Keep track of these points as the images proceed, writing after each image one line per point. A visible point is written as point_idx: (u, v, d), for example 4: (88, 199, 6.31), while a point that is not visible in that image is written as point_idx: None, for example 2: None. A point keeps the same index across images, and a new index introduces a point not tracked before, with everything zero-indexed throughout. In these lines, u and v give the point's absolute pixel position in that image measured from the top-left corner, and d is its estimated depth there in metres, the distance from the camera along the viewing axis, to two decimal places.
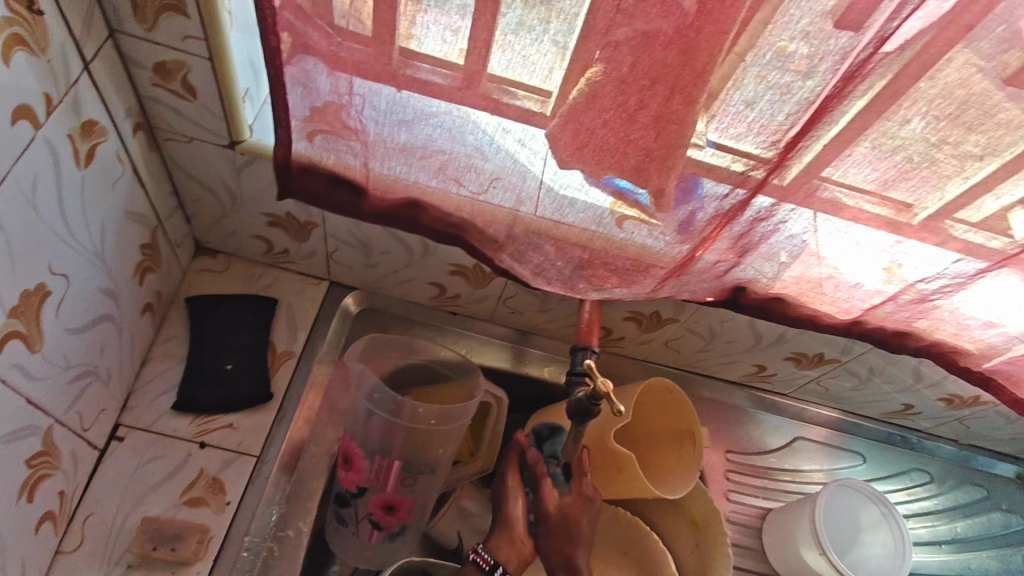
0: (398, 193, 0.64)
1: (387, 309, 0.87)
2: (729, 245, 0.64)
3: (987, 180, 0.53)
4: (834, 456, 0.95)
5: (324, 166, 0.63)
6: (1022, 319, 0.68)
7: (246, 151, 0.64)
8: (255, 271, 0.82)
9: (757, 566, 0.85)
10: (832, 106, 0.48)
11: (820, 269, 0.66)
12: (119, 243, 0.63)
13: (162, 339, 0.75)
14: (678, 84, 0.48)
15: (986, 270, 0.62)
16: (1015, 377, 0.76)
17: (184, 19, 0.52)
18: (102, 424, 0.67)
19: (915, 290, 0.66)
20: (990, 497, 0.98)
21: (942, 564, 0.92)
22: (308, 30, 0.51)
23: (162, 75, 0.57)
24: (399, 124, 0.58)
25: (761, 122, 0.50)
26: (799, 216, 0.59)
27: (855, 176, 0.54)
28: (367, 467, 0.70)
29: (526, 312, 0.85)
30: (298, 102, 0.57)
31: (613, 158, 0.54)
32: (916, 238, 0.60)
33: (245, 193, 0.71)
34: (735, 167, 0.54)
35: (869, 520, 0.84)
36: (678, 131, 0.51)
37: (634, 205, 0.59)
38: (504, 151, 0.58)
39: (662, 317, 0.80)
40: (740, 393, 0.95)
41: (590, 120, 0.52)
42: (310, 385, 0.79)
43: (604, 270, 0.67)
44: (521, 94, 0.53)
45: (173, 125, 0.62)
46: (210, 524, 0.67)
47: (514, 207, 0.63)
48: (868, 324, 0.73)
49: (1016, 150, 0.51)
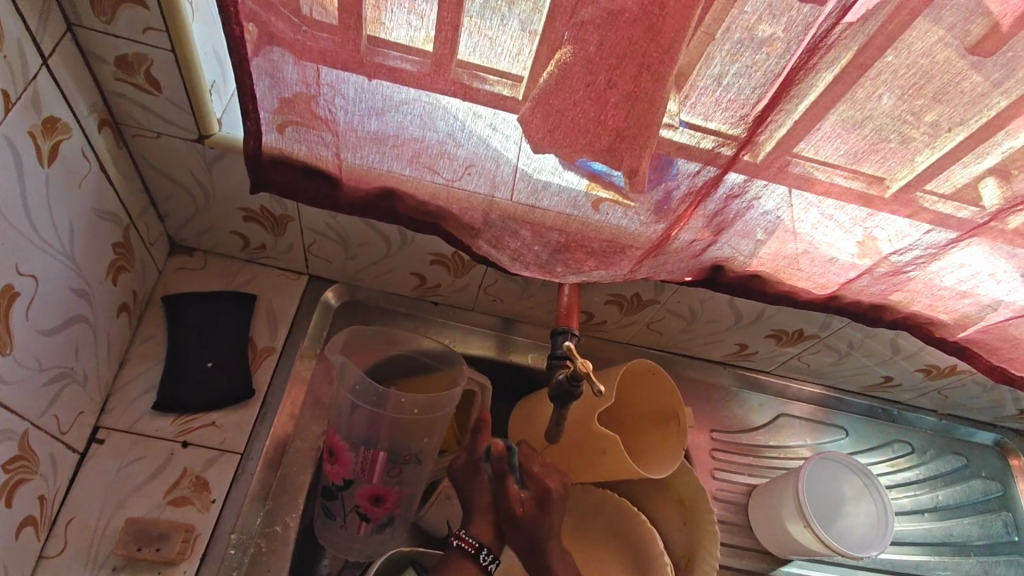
0: (372, 182, 0.64)
1: (368, 301, 0.87)
2: (705, 223, 0.64)
3: (955, 150, 0.54)
4: (817, 430, 0.97)
5: (296, 157, 0.62)
6: (994, 287, 0.69)
7: (216, 145, 0.63)
8: (232, 268, 0.82)
9: (744, 542, 0.86)
10: (798, 80, 0.49)
11: (796, 244, 0.66)
12: (88, 242, 0.62)
13: (139, 340, 0.75)
14: (646, 62, 0.48)
15: (957, 240, 0.63)
16: (989, 346, 0.77)
17: (143, 11, 0.51)
18: (80, 427, 0.66)
19: (889, 262, 0.67)
20: (970, 465, 1.00)
21: (925, 532, 0.94)
22: (272, 20, 0.51)
23: (125, 70, 0.56)
24: (369, 112, 0.57)
25: (729, 98, 0.50)
26: (772, 192, 0.60)
27: (826, 150, 0.55)
28: (352, 459, 0.70)
29: (508, 299, 0.85)
30: (266, 92, 0.56)
31: (585, 139, 0.54)
32: (888, 210, 0.60)
33: (218, 188, 0.70)
34: (705, 144, 0.54)
35: (853, 491, 0.85)
36: (649, 109, 0.51)
37: (609, 186, 0.59)
38: (476, 136, 0.57)
39: (643, 299, 0.81)
40: (723, 372, 0.95)
41: (561, 102, 0.52)
42: (293, 379, 0.78)
43: (582, 253, 0.67)
44: (492, 79, 0.52)
45: (140, 121, 0.62)
46: (196, 523, 0.66)
47: (489, 193, 0.62)
48: (845, 298, 0.73)
49: (982, 119, 0.51)
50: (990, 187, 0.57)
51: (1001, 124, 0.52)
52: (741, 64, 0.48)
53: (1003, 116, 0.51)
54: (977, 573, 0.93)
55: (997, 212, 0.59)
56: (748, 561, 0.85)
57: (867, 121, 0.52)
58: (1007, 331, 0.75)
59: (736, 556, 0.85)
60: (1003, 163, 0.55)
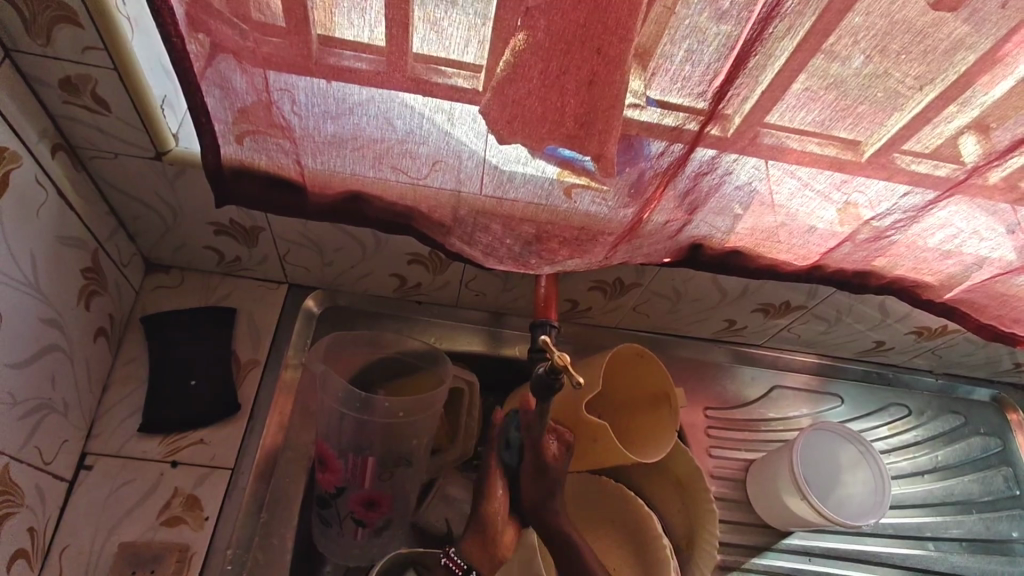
0: (337, 187, 0.63)
1: (352, 305, 0.86)
2: (676, 204, 0.63)
3: (927, 111, 0.52)
4: (814, 400, 0.96)
5: (258, 167, 0.61)
6: (978, 246, 0.68)
7: (174, 160, 0.62)
8: (210, 283, 0.81)
9: (745, 517, 0.86)
10: (753, 50, 0.47)
11: (773, 217, 0.65)
12: (53, 269, 0.62)
13: (122, 363, 0.74)
14: (598, 45, 0.47)
15: (936, 201, 0.62)
16: (977, 304, 0.77)
17: (78, 30, 0.50)
18: (67, 455, 0.66)
19: (870, 227, 0.65)
20: (968, 422, 1.00)
21: (926, 493, 0.93)
22: (214, 28, 0.49)
23: (70, 91, 0.55)
24: (324, 116, 0.56)
25: (686, 74, 0.49)
26: (743, 165, 0.58)
27: (796, 119, 0.53)
28: (342, 467, 0.69)
29: (491, 293, 0.84)
30: (218, 104, 0.55)
31: (545, 127, 0.53)
32: (863, 174, 0.59)
33: (183, 204, 0.69)
34: (667, 122, 0.53)
35: (849, 461, 0.85)
36: (605, 93, 0.50)
37: (582, 172, 0.58)
38: (436, 133, 0.56)
39: (625, 283, 0.80)
40: (715, 349, 0.95)
41: (516, 92, 0.50)
42: (279, 390, 0.77)
43: (555, 242, 0.66)
44: (452, 72, 0.51)
45: (95, 142, 0.61)
46: (190, 541, 0.66)
47: (456, 189, 0.61)
48: (828, 267, 0.72)
49: (953, 76, 0.50)
50: (970, 141, 0.55)
51: (971, 81, 0.50)
52: (699, 37, 0.47)
53: (974, 71, 0.49)
54: (980, 530, 0.93)
55: (975, 168, 0.58)
56: (750, 537, 0.84)
57: (834, 86, 0.50)
58: (995, 289, 0.74)
59: (737, 531, 0.85)
60: (978, 117, 0.53)
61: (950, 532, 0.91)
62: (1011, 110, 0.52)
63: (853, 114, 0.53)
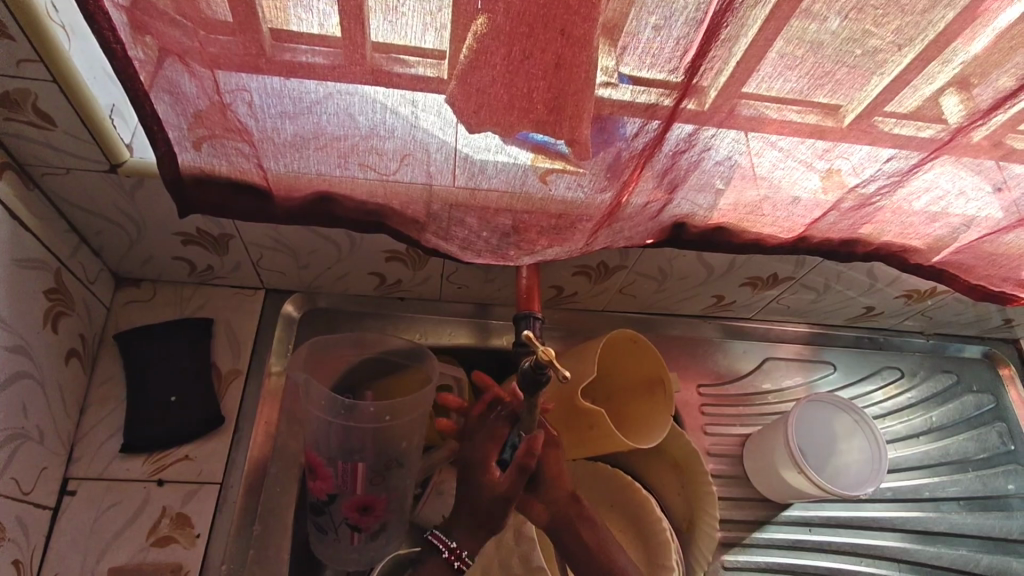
0: (304, 189, 0.60)
1: (332, 306, 0.84)
2: (656, 183, 0.61)
3: (906, 74, 0.50)
4: (808, 369, 0.96)
5: (219, 174, 0.58)
6: (966, 205, 0.66)
7: (130, 173, 0.59)
8: (184, 293, 0.79)
9: (745, 493, 0.86)
10: (725, 21, 0.45)
11: (756, 191, 0.63)
12: (13, 297, 0.59)
13: (98, 384, 0.72)
14: (561, 25, 0.44)
15: (920, 164, 0.60)
16: (966, 265, 0.76)
17: (8, 42, 0.47)
18: (47, 483, 0.64)
19: (855, 194, 0.64)
20: (961, 381, 1.00)
21: (922, 455, 0.94)
22: (157, 30, 0.47)
23: (10, 108, 0.52)
24: (281, 116, 0.53)
25: (658, 45, 0.47)
26: (723, 139, 0.56)
27: (773, 88, 0.51)
28: (332, 474, 0.67)
29: (473, 285, 0.82)
30: (169, 110, 0.52)
31: (513, 115, 0.51)
32: (846, 142, 0.57)
33: (147, 216, 0.66)
34: (642, 99, 0.51)
35: (843, 430, 0.85)
36: (571, 77, 0.47)
37: (556, 156, 0.56)
38: (401, 126, 0.54)
39: (610, 267, 0.79)
40: (706, 325, 0.94)
41: (480, 80, 0.48)
42: (263, 399, 0.76)
43: (534, 232, 0.65)
44: (414, 61, 0.48)
45: (44, 158, 0.58)
46: (183, 560, 0.65)
47: (427, 182, 0.59)
48: (815, 238, 0.71)
49: (932, 35, 0.47)
50: (951, 100, 0.53)
51: (951, 39, 0.48)
52: (667, 12, 0.45)
53: (954, 29, 0.47)
54: (976, 487, 0.93)
55: (959, 128, 0.56)
56: (750, 511, 0.84)
57: (812, 53, 0.48)
58: (984, 248, 0.73)
59: (737, 506, 0.84)
60: (960, 75, 0.51)
61: (947, 491, 0.92)
62: (993, 65, 0.50)
63: (833, 80, 0.50)
